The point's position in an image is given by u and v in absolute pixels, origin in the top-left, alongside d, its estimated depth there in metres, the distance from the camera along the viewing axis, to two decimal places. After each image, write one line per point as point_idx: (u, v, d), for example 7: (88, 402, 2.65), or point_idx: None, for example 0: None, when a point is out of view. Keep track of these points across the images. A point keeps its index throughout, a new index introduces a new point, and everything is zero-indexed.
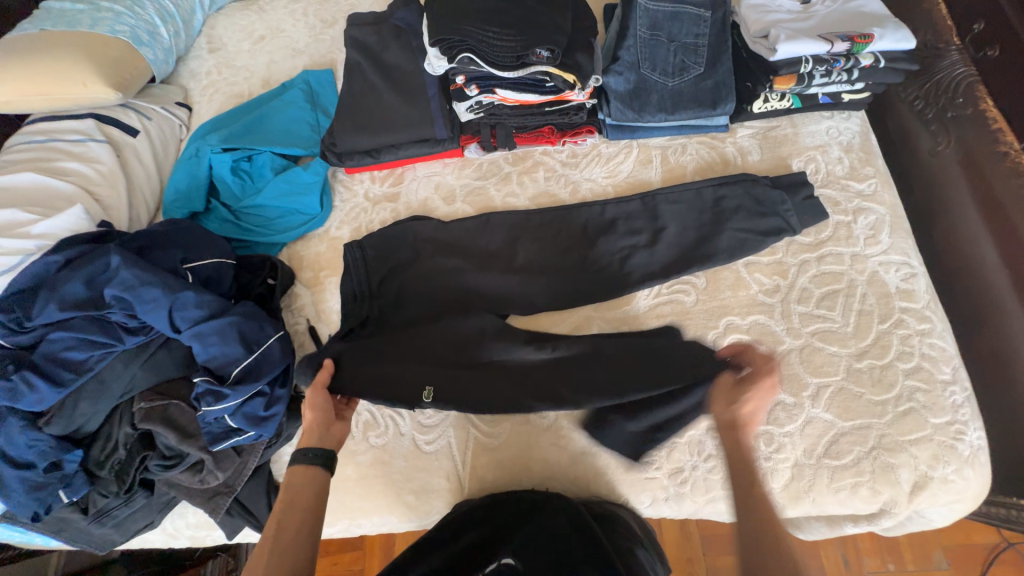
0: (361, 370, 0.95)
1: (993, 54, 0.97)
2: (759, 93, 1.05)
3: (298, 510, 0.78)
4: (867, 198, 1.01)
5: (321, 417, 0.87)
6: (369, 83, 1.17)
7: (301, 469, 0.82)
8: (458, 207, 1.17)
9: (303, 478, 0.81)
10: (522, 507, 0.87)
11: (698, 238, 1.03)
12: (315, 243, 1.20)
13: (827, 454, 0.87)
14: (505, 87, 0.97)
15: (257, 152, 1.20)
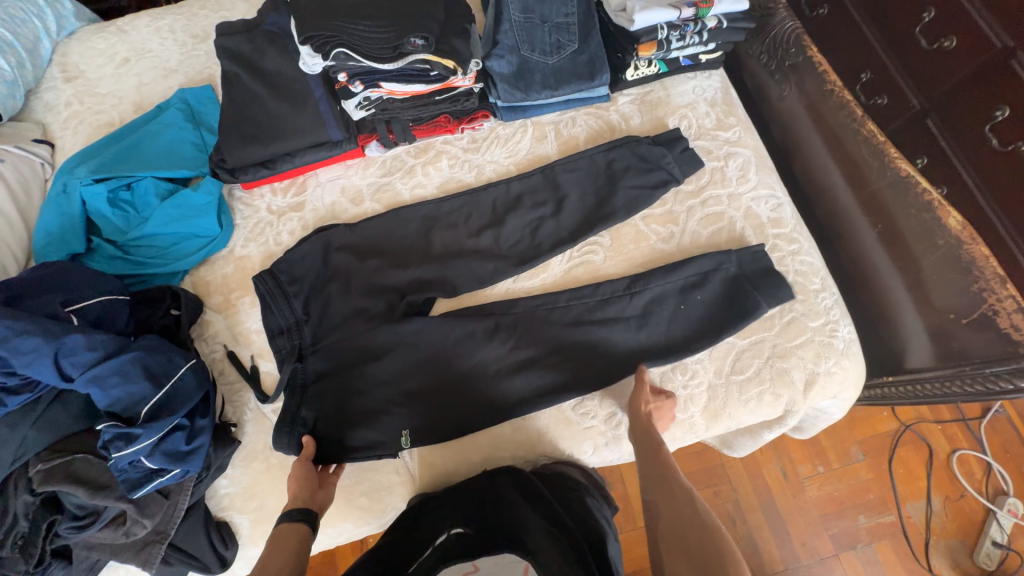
0: (327, 418, 0.98)
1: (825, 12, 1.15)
2: (629, 61, 1.14)
3: (282, 558, 0.80)
4: (734, 144, 1.14)
5: (306, 485, 0.90)
6: (250, 92, 1.13)
7: (288, 526, 0.84)
8: (368, 206, 1.17)
9: (284, 540, 0.82)
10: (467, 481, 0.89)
11: (598, 202, 1.10)
12: (221, 266, 1.14)
13: (733, 372, 0.97)
14: (389, 79, 0.99)
15: (137, 178, 1.12)
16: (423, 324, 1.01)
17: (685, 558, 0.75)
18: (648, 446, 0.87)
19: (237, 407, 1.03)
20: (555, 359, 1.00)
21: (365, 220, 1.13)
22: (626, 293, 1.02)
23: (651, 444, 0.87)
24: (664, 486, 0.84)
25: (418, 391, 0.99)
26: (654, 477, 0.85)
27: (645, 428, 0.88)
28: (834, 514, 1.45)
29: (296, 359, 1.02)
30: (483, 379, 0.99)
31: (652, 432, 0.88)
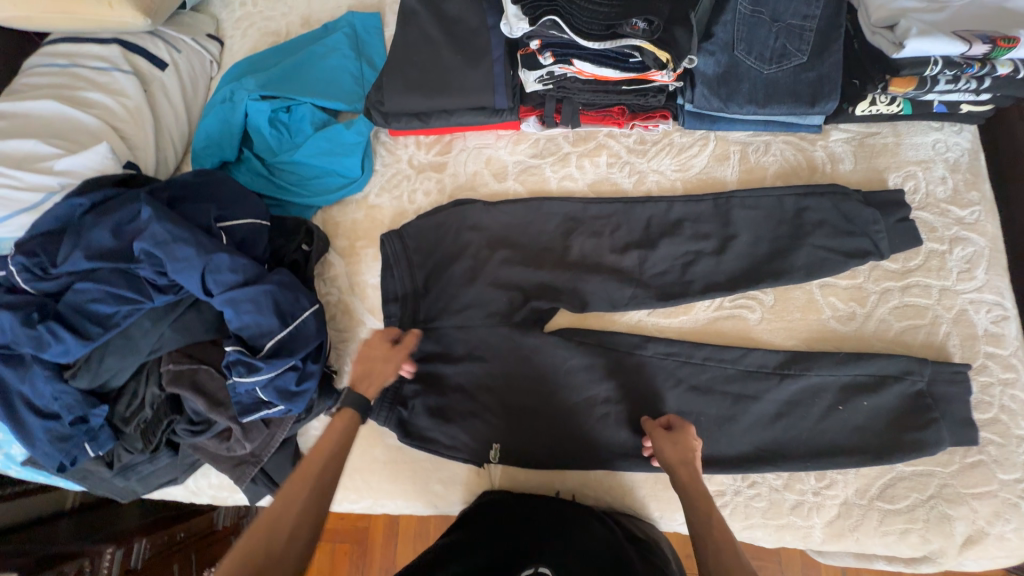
0: (422, 407, 0.96)
1: None
2: (867, 93, 0.93)
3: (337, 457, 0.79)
4: (968, 227, 0.92)
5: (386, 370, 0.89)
6: (426, 36, 1.04)
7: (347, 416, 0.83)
8: (510, 185, 1.09)
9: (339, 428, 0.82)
10: (542, 513, 0.85)
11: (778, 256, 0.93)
12: (352, 210, 1.13)
13: (880, 497, 0.83)
14: (585, 58, 0.86)
15: (297, 102, 1.10)
16: (541, 337, 0.95)
17: None
18: (699, 500, 0.75)
19: (341, 356, 1.04)
20: (671, 416, 0.91)
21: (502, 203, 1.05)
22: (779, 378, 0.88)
23: (694, 495, 0.76)
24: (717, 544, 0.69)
25: (518, 402, 0.94)
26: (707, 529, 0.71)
27: (697, 485, 0.77)
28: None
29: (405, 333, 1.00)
30: (589, 413, 0.93)
31: (699, 486, 0.77)
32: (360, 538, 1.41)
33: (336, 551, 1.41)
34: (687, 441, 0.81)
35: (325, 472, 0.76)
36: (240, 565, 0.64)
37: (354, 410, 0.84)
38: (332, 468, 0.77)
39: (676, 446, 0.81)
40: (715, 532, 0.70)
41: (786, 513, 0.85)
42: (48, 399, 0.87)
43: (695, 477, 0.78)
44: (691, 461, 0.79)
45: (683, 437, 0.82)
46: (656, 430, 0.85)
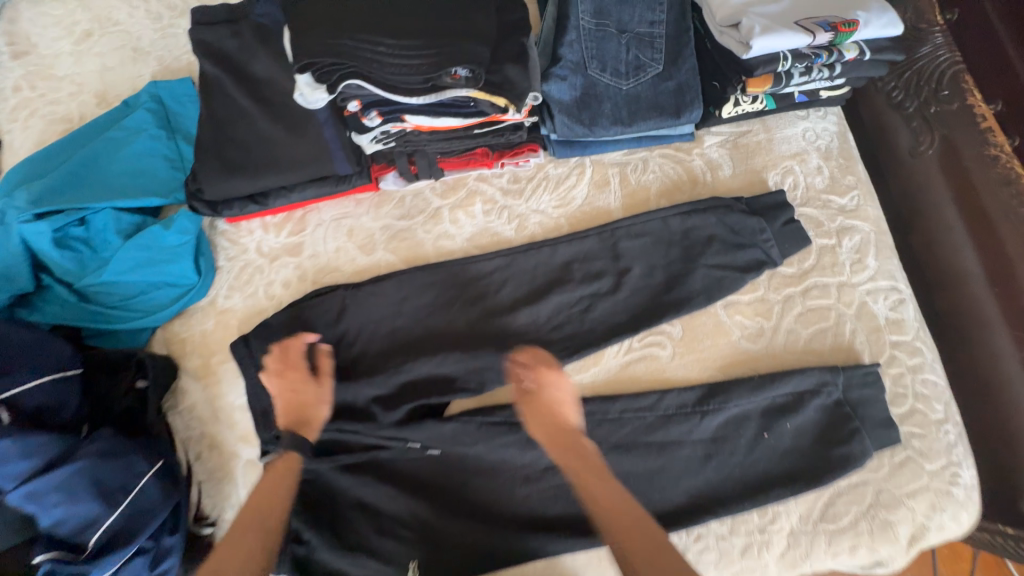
0: (321, 544, 0.80)
1: (983, 36, 0.87)
2: (729, 95, 0.87)
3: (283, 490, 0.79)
4: (850, 214, 0.89)
5: (295, 396, 0.83)
6: (235, 105, 0.86)
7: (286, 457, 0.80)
8: (380, 256, 0.95)
9: (285, 469, 0.80)
10: None
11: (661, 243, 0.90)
12: (199, 320, 0.94)
13: (823, 518, 0.78)
14: (415, 112, 0.73)
15: (92, 211, 0.89)
16: (444, 426, 0.83)
17: None
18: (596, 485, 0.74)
19: (217, 501, 0.86)
20: None
21: (373, 280, 0.93)
22: (710, 415, 0.82)
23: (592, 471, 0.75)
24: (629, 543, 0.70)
25: (431, 508, 0.81)
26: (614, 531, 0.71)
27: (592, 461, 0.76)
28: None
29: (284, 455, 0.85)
30: (513, 500, 0.82)
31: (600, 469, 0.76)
32: None
33: None
34: (551, 395, 0.80)
35: (271, 503, 0.77)
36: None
37: (297, 451, 0.80)
38: (279, 500, 0.78)
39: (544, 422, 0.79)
40: (602, 503, 0.73)
41: (736, 560, 0.77)
42: None
43: (574, 440, 0.78)
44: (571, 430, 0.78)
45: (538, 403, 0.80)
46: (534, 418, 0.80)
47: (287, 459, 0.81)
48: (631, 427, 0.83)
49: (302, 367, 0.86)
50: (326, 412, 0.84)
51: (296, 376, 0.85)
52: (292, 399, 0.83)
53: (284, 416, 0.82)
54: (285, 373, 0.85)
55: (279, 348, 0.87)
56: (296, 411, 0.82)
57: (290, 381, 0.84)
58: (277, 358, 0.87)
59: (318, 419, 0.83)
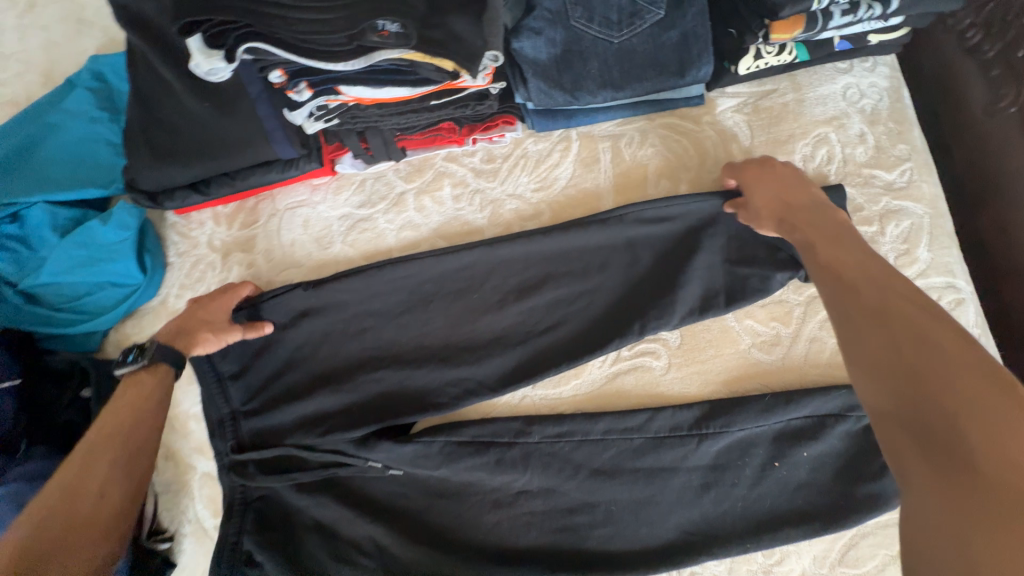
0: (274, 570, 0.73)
1: None
2: (748, 46, 0.69)
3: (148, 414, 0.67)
4: (899, 194, 0.72)
5: (192, 310, 0.75)
6: (160, 80, 0.76)
7: (157, 372, 0.70)
8: (339, 251, 0.85)
9: (153, 384, 0.69)
10: None
11: (729, 171, 0.71)
12: (151, 321, 0.87)
13: (843, 562, 0.67)
14: (351, 82, 0.61)
15: (25, 204, 0.81)
16: (403, 449, 0.74)
17: (876, 365, 0.45)
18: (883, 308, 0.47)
19: (175, 516, 0.81)
20: (576, 513, 0.72)
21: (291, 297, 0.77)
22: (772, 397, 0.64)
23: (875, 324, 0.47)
24: (949, 430, 0.39)
25: (393, 534, 0.74)
26: (947, 417, 0.40)
27: (881, 294, 0.48)
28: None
29: (237, 470, 0.76)
30: (481, 527, 0.73)
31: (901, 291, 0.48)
32: None
33: None
34: (776, 176, 0.66)
35: (131, 435, 0.65)
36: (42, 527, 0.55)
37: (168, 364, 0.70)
38: (146, 431, 0.67)
39: (811, 229, 0.58)
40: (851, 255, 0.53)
41: None
42: None
43: (812, 211, 0.61)
44: (823, 211, 0.60)
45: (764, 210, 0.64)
46: (766, 224, 0.65)
47: (153, 372, 0.69)
48: (621, 452, 0.71)
49: (229, 302, 0.76)
50: (211, 347, 0.73)
51: (224, 305, 0.75)
52: (192, 314, 0.74)
53: (177, 323, 0.74)
54: (215, 298, 0.76)
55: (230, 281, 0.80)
56: (188, 327, 0.74)
57: (211, 304, 0.76)
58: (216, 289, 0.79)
59: (200, 347, 0.73)
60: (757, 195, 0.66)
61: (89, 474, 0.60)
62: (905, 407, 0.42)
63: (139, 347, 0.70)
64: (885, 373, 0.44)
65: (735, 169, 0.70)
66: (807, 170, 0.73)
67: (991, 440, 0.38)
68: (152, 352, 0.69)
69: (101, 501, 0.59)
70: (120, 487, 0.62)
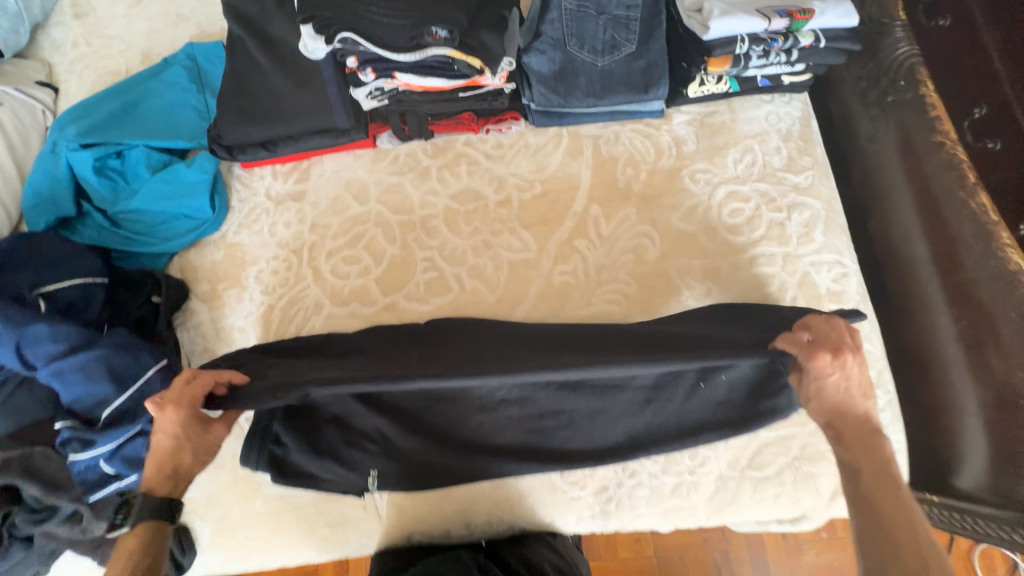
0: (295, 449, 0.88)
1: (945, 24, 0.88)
2: (694, 74, 0.95)
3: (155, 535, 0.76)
4: (803, 192, 0.95)
5: (169, 443, 0.75)
6: (253, 62, 1.00)
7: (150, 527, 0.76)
8: (372, 206, 1.06)
9: (152, 537, 0.76)
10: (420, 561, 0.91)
11: (791, 340, 0.71)
12: (210, 251, 1.06)
13: (751, 466, 0.85)
14: (404, 71, 0.85)
15: (128, 145, 1.03)
16: None
17: None
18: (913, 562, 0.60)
19: None
20: (545, 418, 0.90)
21: (254, 395, 0.72)
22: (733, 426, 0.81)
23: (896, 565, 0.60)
24: None
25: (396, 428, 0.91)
26: None
27: (916, 537, 0.62)
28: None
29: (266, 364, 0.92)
30: (469, 426, 0.91)
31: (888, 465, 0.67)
32: None
33: None
34: (844, 369, 0.69)
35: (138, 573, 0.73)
36: None
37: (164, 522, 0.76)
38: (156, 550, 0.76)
39: (855, 447, 0.69)
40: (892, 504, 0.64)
41: (667, 496, 0.86)
42: None
43: (864, 428, 0.69)
44: (872, 438, 0.68)
45: (822, 395, 0.70)
46: (815, 414, 0.72)
47: (151, 528, 0.76)
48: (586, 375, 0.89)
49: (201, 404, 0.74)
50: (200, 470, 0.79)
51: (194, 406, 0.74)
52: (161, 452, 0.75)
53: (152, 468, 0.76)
54: (168, 405, 0.73)
55: (183, 373, 0.76)
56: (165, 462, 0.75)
57: (181, 403, 0.73)
58: (179, 415, 0.74)
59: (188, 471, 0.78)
60: (810, 374, 0.70)
61: None
62: None
63: (126, 506, 0.77)
64: None
65: (791, 339, 0.71)
66: (737, 169, 0.97)
67: None
68: (137, 512, 0.74)
69: None
70: None
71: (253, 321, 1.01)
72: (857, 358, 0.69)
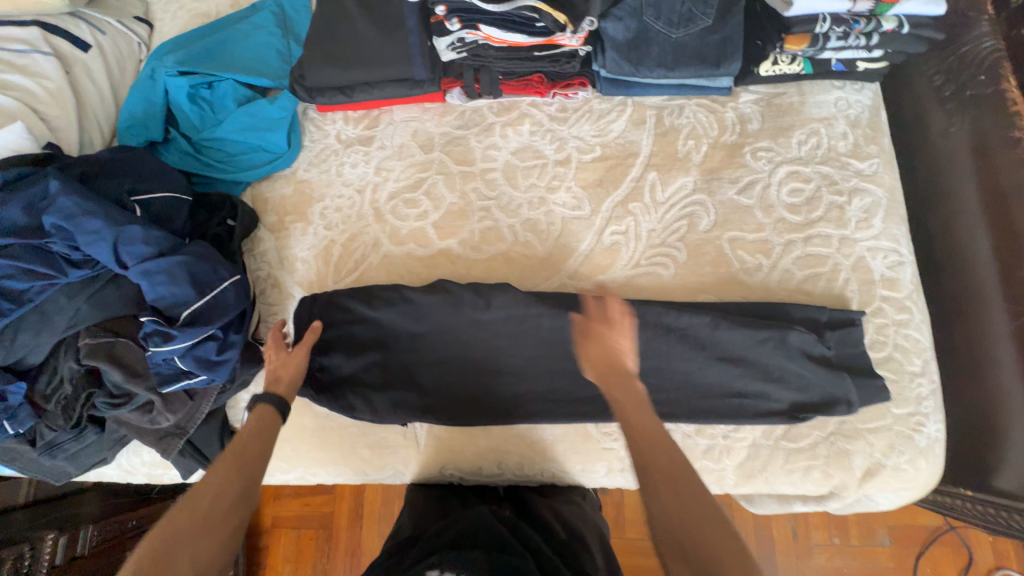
0: (341, 368, 0.93)
1: None
2: (769, 53, 0.96)
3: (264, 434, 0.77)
4: (866, 179, 0.96)
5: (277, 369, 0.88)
6: (343, 9, 1.06)
7: (262, 414, 0.80)
8: (435, 156, 1.10)
9: (259, 427, 0.78)
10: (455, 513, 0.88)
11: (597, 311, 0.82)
12: (281, 185, 1.13)
13: (785, 437, 0.87)
14: (490, 23, 0.90)
15: (218, 78, 1.10)
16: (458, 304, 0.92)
17: (674, 498, 0.60)
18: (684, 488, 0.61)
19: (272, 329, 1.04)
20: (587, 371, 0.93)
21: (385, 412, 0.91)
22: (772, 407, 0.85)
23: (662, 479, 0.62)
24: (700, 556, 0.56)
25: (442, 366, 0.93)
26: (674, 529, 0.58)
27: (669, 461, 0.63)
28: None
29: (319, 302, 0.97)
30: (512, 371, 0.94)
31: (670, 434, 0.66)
32: (324, 522, 1.55)
33: (301, 538, 1.55)
34: (620, 341, 0.78)
35: (246, 453, 0.73)
36: (169, 541, 0.60)
37: (273, 412, 0.81)
38: (262, 437, 0.77)
39: (620, 391, 0.71)
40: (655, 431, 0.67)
41: (699, 457, 0.88)
42: None
43: (627, 378, 0.73)
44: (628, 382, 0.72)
45: (600, 349, 0.77)
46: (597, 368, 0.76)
47: (258, 418, 0.80)
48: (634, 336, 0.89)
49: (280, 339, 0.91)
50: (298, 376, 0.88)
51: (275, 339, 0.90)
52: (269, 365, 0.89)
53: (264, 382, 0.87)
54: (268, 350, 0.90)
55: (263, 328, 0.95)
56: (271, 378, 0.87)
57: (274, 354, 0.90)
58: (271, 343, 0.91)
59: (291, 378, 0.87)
60: (608, 342, 0.78)
61: (200, 497, 0.65)
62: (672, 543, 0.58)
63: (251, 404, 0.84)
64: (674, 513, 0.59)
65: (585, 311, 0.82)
66: (800, 151, 0.98)
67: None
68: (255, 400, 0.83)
69: (222, 499, 0.66)
70: (237, 522, 0.66)
71: (315, 253, 1.07)
72: (630, 322, 0.80)
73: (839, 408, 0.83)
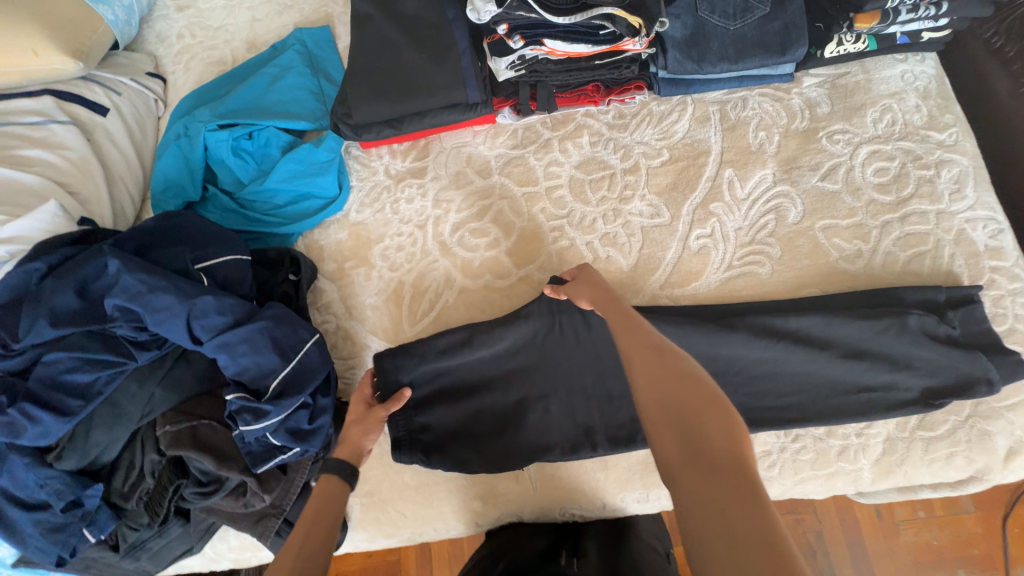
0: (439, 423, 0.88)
1: None
2: (833, 34, 0.95)
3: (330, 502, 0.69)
4: (949, 149, 0.93)
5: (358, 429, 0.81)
6: (386, 40, 1.02)
7: (329, 483, 0.71)
8: (495, 180, 1.05)
9: (327, 494, 0.70)
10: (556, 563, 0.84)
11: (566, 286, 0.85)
12: (335, 230, 1.06)
13: (920, 427, 0.83)
14: (554, 37, 0.90)
15: (258, 127, 1.04)
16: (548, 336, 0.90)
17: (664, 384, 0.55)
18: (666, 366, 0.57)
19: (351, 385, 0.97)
20: None
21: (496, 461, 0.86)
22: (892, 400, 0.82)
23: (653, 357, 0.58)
24: (709, 439, 0.49)
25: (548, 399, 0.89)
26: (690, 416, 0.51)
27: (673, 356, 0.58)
28: (930, 564, 1.25)
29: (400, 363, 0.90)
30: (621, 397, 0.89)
31: (689, 372, 0.55)
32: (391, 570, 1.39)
33: None
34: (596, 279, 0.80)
35: (317, 522, 0.64)
36: None
37: (340, 477, 0.72)
38: (331, 505, 0.68)
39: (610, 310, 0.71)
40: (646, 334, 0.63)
41: (834, 460, 0.84)
42: (34, 488, 0.78)
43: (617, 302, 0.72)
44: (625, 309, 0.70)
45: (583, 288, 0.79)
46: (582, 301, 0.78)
47: (325, 484, 0.71)
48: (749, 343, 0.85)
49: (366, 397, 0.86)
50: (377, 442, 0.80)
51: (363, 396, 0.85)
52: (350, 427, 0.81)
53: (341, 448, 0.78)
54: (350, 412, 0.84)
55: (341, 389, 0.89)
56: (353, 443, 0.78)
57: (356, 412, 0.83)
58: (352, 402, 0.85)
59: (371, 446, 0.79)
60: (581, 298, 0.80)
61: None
62: (676, 429, 0.51)
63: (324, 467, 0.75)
64: (665, 393, 0.54)
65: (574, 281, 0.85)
66: (876, 129, 0.96)
67: (712, 462, 0.47)
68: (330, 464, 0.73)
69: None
70: None
71: (384, 298, 1.01)
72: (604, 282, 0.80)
73: (979, 387, 0.80)
